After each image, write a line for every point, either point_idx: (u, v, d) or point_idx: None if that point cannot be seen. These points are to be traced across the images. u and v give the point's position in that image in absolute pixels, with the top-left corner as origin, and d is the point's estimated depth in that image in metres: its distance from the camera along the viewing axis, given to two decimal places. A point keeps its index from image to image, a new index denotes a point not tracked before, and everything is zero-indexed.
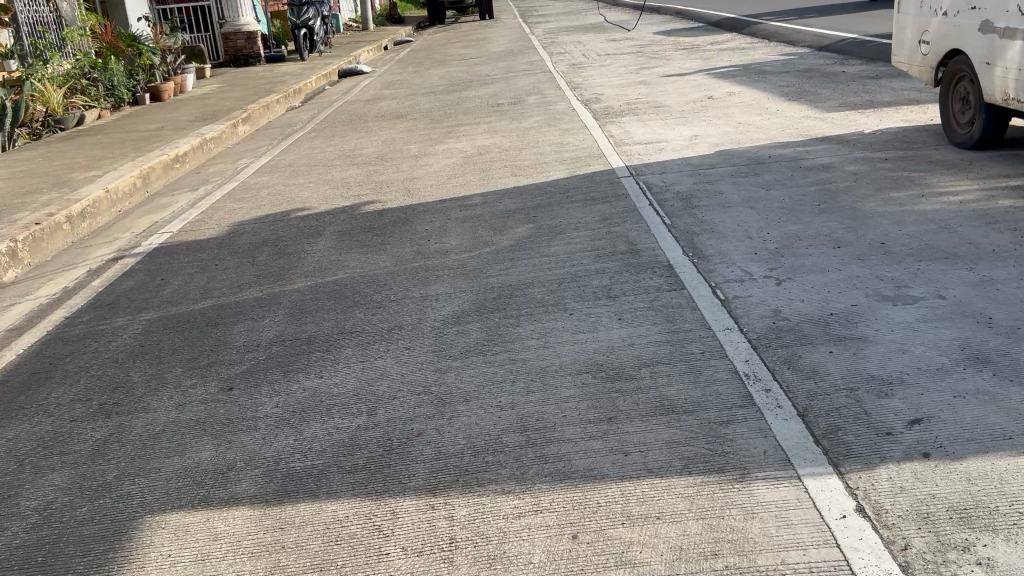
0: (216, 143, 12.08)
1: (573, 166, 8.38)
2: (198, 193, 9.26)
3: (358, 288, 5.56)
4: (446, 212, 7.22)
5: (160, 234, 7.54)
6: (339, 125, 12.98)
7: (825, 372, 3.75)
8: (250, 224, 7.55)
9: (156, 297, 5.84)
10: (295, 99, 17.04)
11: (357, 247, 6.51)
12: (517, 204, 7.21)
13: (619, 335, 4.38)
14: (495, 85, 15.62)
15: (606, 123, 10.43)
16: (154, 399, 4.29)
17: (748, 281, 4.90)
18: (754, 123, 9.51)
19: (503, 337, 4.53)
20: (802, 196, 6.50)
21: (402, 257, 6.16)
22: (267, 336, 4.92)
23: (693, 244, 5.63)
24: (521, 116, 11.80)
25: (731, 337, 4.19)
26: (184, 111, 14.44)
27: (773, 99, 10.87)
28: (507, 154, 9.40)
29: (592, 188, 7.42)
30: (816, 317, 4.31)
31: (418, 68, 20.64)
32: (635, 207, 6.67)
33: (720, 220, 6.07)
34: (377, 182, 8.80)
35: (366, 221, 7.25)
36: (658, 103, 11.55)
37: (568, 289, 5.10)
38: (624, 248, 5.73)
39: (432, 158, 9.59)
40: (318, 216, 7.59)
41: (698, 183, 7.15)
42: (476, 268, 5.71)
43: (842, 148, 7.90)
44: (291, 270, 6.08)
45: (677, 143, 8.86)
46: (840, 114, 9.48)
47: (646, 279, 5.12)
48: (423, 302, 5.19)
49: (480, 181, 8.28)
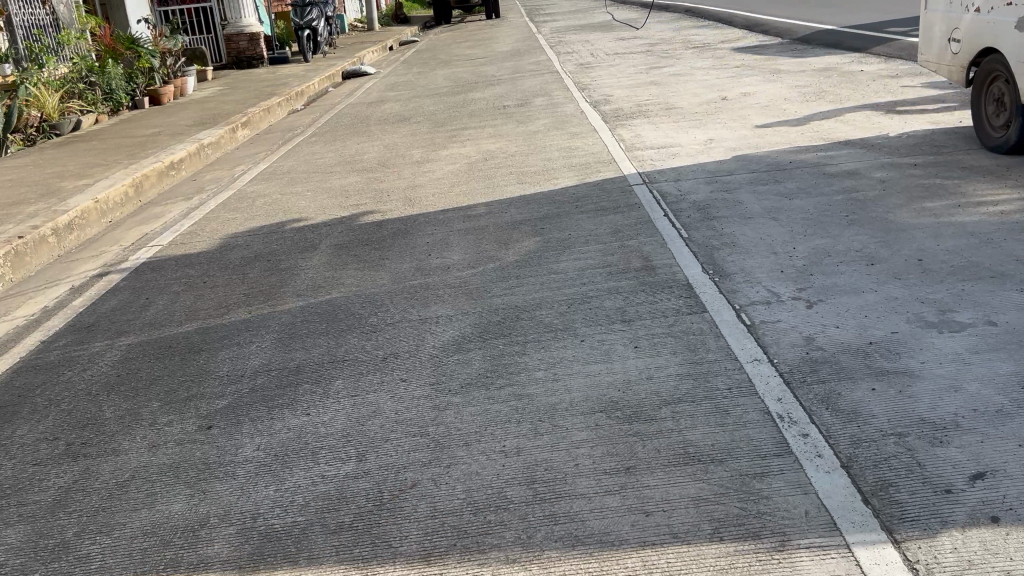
0: (214, 148, 11.73)
1: (583, 173, 7.99)
2: (192, 202, 8.91)
3: (353, 309, 5.18)
4: (449, 224, 6.84)
5: (149, 248, 7.18)
6: (340, 129, 12.62)
7: (870, 413, 3.34)
8: (243, 236, 7.19)
9: (139, 319, 5.47)
10: (297, 101, 16.68)
11: (354, 262, 6.14)
12: (524, 215, 6.81)
13: (635, 367, 3.98)
14: (501, 86, 15.23)
15: (617, 126, 10.03)
16: (126, 438, 3.91)
17: (775, 303, 4.50)
18: (771, 125, 9.08)
19: (508, 367, 4.13)
20: (828, 206, 6.09)
21: (401, 274, 5.78)
22: (252, 365, 4.54)
23: (713, 261, 5.22)
24: (528, 119, 11.41)
25: (761, 370, 3.79)
26: (182, 115, 14.11)
27: (791, 100, 10.44)
28: (513, 159, 9.01)
29: (603, 196, 7.02)
30: (853, 346, 3.91)
31: (423, 68, 20.27)
32: (649, 218, 6.27)
33: (741, 233, 5.67)
34: (377, 190, 8.42)
35: (365, 233, 6.87)
36: (670, 105, 11.14)
37: (578, 312, 4.70)
38: (638, 265, 5.33)
39: (435, 165, 9.20)
40: (315, 227, 7.23)
41: (716, 192, 6.74)
42: (479, 287, 5.32)
43: (866, 153, 7.47)
44: (282, 289, 5.71)
45: (692, 148, 8.46)
46: (863, 116, 9.04)
47: (663, 300, 4.72)
48: (421, 325, 4.80)
49: (485, 189, 7.90)
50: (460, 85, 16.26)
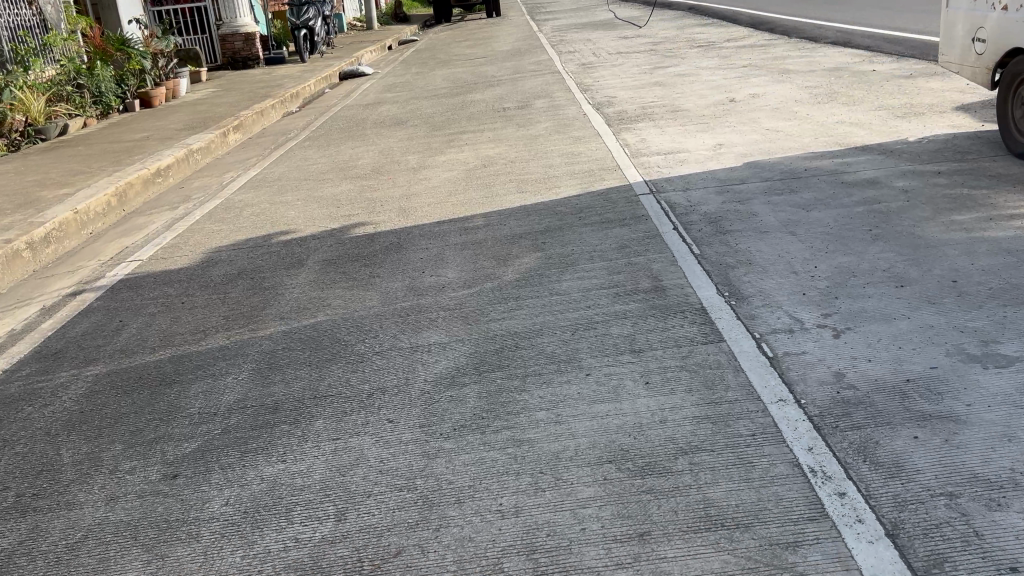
0: (204, 153, 11.35)
1: (586, 181, 7.61)
2: (178, 212, 8.54)
3: (339, 335, 4.79)
4: (444, 237, 6.45)
5: (127, 263, 6.82)
6: (335, 133, 12.23)
7: (914, 467, 2.95)
8: (227, 250, 6.82)
9: (109, 345, 5.10)
10: (292, 104, 16.29)
11: (343, 280, 5.76)
12: (524, 228, 6.43)
13: (647, 407, 3.59)
14: (502, 87, 14.84)
15: (621, 130, 9.63)
16: (82, 488, 3.53)
17: (798, 332, 4.11)
18: (783, 130, 8.69)
19: (505, 406, 3.74)
20: (849, 219, 5.69)
21: (392, 293, 5.40)
22: (227, 402, 4.15)
23: (728, 281, 4.83)
24: (529, 122, 11.02)
25: (788, 413, 3.39)
26: (173, 119, 13.73)
27: (802, 102, 10.04)
28: (514, 166, 8.62)
29: (608, 207, 6.63)
30: (889, 385, 3.51)
31: (422, 69, 19.89)
32: (657, 232, 5.88)
33: (757, 249, 5.27)
34: (371, 199, 8.03)
35: (355, 247, 6.49)
36: (676, 107, 10.75)
37: (583, 340, 4.31)
38: (647, 285, 4.94)
39: (432, 172, 8.82)
40: (304, 240, 6.85)
41: (727, 202, 6.36)
42: (475, 310, 4.93)
43: (886, 159, 7.08)
44: (264, 311, 5.33)
45: (700, 153, 8.07)
46: (879, 119, 8.64)
47: (675, 327, 4.33)
48: (412, 355, 4.41)
49: (484, 198, 7.52)
50: (459, 86, 15.88)
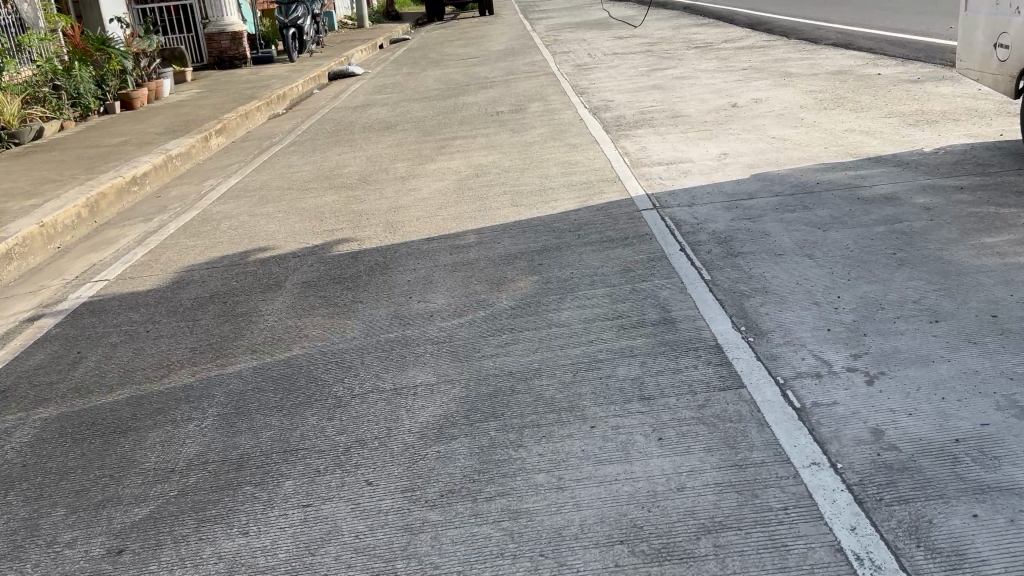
0: (183, 159, 10.87)
1: (584, 194, 7.17)
2: (152, 225, 8.07)
3: (315, 373, 4.35)
4: (433, 257, 6.00)
5: (93, 284, 6.35)
6: (321, 138, 11.75)
7: (976, 557, 2.54)
8: (200, 270, 6.36)
9: (64, 383, 4.66)
10: (279, 106, 15.80)
11: (323, 306, 5.31)
12: (519, 247, 5.98)
13: (661, 470, 3.16)
14: (495, 89, 14.39)
15: (620, 137, 9.19)
16: (15, 565, 3.12)
17: (826, 377, 3.68)
18: (790, 138, 8.26)
19: (499, 466, 3.30)
20: (870, 240, 5.27)
21: (375, 322, 4.95)
22: (186, 457, 3.72)
23: (743, 313, 4.41)
24: (523, 127, 10.57)
25: (823, 480, 2.97)
26: (153, 122, 13.24)
27: (807, 108, 9.62)
28: (507, 176, 8.17)
29: (608, 224, 6.20)
30: (936, 445, 3.09)
31: (413, 69, 19.40)
32: (664, 253, 5.44)
33: (773, 275, 4.85)
34: (356, 212, 7.57)
35: (338, 268, 6.04)
36: (676, 112, 10.33)
37: (585, 383, 3.87)
38: (656, 317, 4.50)
39: (422, 182, 8.36)
40: (282, 259, 6.40)
41: (737, 220, 5.93)
42: (466, 344, 4.48)
43: (903, 171, 6.66)
44: (234, 344, 4.88)
45: (704, 163, 7.64)
46: (891, 127, 8.22)
47: (689, 368, 3.90)
48: (395, 398, 3.97)
49: (476, 212, 7.07)
50: (451, 88, 15.42)
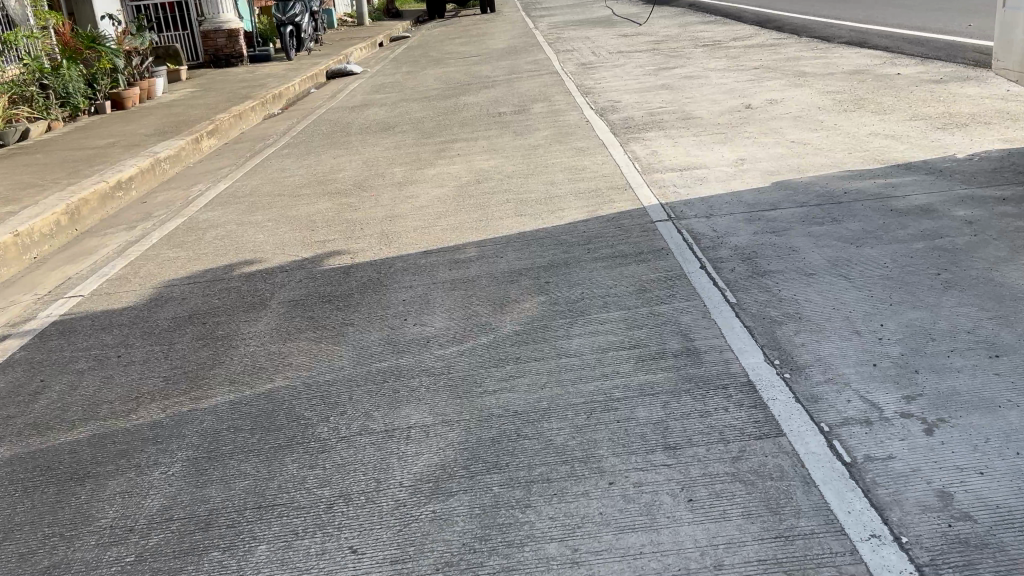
0: (172, 161, 10.41)
1: (593, 203, 6.71)
2: (134, 234, 7.63)
3: (299, 411, 3.89)
4: (431, 273, 5.54)
5: (64, 301, 5.88)
6: (316, 140, 11.30)
7: None
8: (181, 286, 5.90)
9: (21, 417, 4.20)
10: (274, 105, 15.33)
11: (310, 329, 4.85)
12: (524, 263, 5.53)
13: (693, 541, 2.72)
14: (497, 88, 13.94)
15: (629, 141, 8.75)
16: None
17: (877, 424, 3.23)
18: (811, 142, 7.80)
19: (505, 533, 2.85)
20: (910, 258, 4.81)
21: (366, 349, 4.49)
22: (148, 512, 3.27)
23: (776, 343, 3.95)
24: (526, 129, 10.12)
25: (887, 560, 2.53)
26: (143, 122, 12.77)
27: (826, 110, 9.16)
28: (511, 182, 7.72)
29: (620, 237, 5.75)
30: (1016, 516, 2.66)
31: (414, 68, 18.94)
32: (682, 271, 4.99)
33: (806, 300, 4.39)
34: (350, 220, 7.12)
35: (328, 285, 5.58)
36: (687, 113, 9.88)
37: (601, 428, 3.42)
38: (678, 347, 4.05)
39: (420, 188, 7.91)
40: (269, 274, 5.94)
41: (760, 233, 5.48)
42: (466, 377, 4.02)
43: (936, 180, 6.20)
44: (210, 373, 4.42)
45: (721, 170, 7.19)
46: (919, 131, 7.76)
47: (720, 410, 3.45)
48: (386, 443, 3.52)
49: (478, 222, 6.63)
50: (452, 87, 14.97)
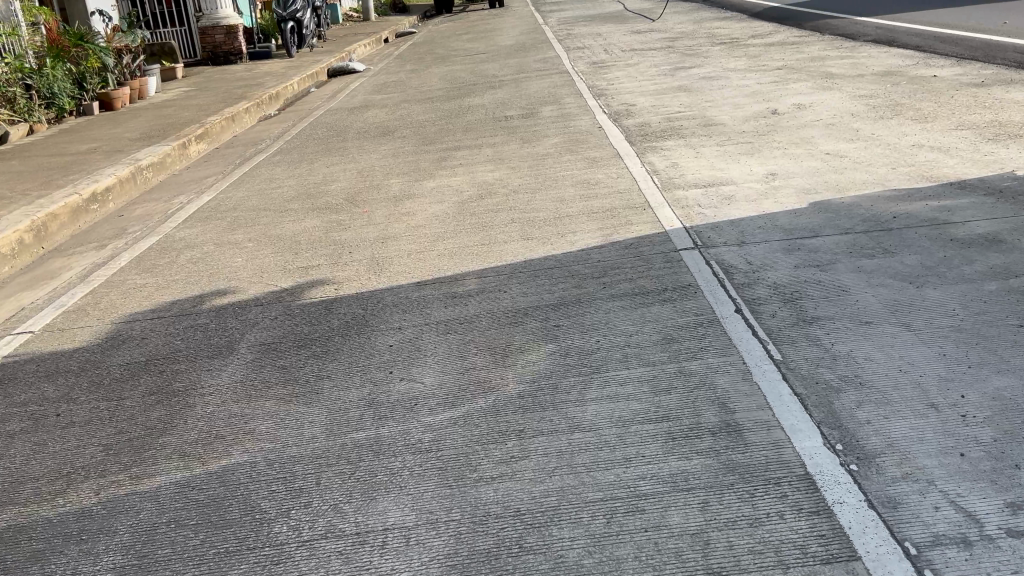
0: (155, 169, 9.74)
1: (607, 224, 6.02)
2: (103, 255, 6.98)
3: (255, 500, 3.21)
4: (423, 311, 4.85)
5: (10, 340, 5.22)
6: (311, 145, 10.63)
7: None
8: (144, 323, 5.24)
9: None
10: (271, 106, 14.65)
11: (279, 384, 4.17)
12: (530, 300, 4.84)
13: None
14: (505, 89, 13.24)
15: (646, 150, 8.04)
16: None
17: (979, 547, 2.52)
18: (847, 155, 7.08)
19: None
20: (984, 304, 4.09)
21: (341, 414, 3.80)
22: None
23: (836, 421, 3.24)
24: (534, 136, 9.43)
25: None
26: (130, 125, 12.12)
27: (860, 117, 8.43)
28: (517, 199, 7.04)
29: (641, 269, 5.05)
30: None
31: (418, 65, 18.25)
32: (715, 315, 4.28)
33: (866, 359, 3.68)
34: (339, 242, 6.46)
35: (306, 324, 4.90)
36: (708, 119, 9.17)
37: (625, 541, 2.73)
38: (717, 422, 3.34)
39: (418, 203, 7.24)
40: (242, 309, 5.27)
41: (803, 268, 4.77)
42: (457, 457, 3.33)
43: (999, 203, 5.48)
44: (158, 443, 3.74)
45: (750, 186, 6.49)
46: (968, 143, 7.02)
47: (775, 519, 2.75)
48: (356, 554, 2.83)
49: (480, 246, 5.94)
50: (457, 87, 14.27)
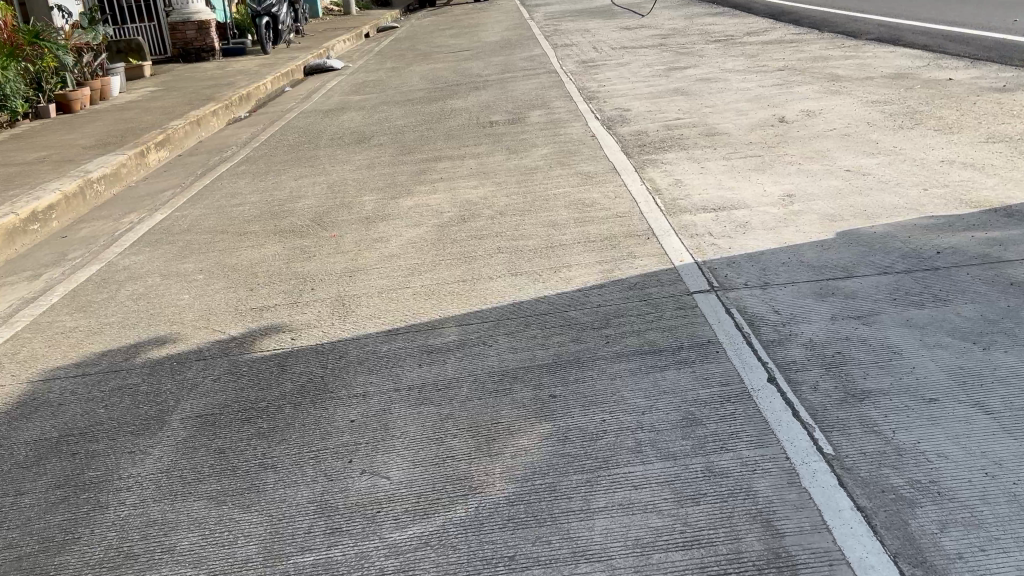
0: (107, 182, 8.91)
1: (607, 257, 5.27)
2: (35, 288, 6.16)
3: None
4: (393, 373, 4.08)
5: None
6: (279, 153, 9.81)
7: None
8: (65, 382, 4.45)
9: None
10: (241, 108, 13.77)
11: (213, 478, 3.41)
12: (520, 359, 4.08)
13: None
14: (491, 90, 12.46)
15: (646, 164, 7.30)
16: None
17: None
18: (870, 172, 6.37)
19: None
20: None
21: (284, 527, 3.04)
22: None
23: (917, 553, 2.52)
24: (522, 145, 8.66)
25: None
26: (86, 130, 11.26)
27: (877, 126, 7.72)
28: (503, 222, 6.27)
29: (650, 320, 4.31)
30: None
31: (399, 63, 17.41)
32: (745, 388, 3.54)
33: (941, 455, 2.96)
34: (301, 274, 5.67)
35: (252, 389, 4.11)
36: (710, 127, 8.44)
37: None
38: (764, 551, 2.61)
39: (392, 226, 6.47)
40: (180, 366, 4.48)
41: (842, 321, 4.04)
42: None
43: None
44: (52, 567, 2.99)
45: (766, 211, 5.76)
46: (1004, 159, 6.32)
47: None
48: None
49: (460, 283, 5.18)
50: (440, 87, 13.46)
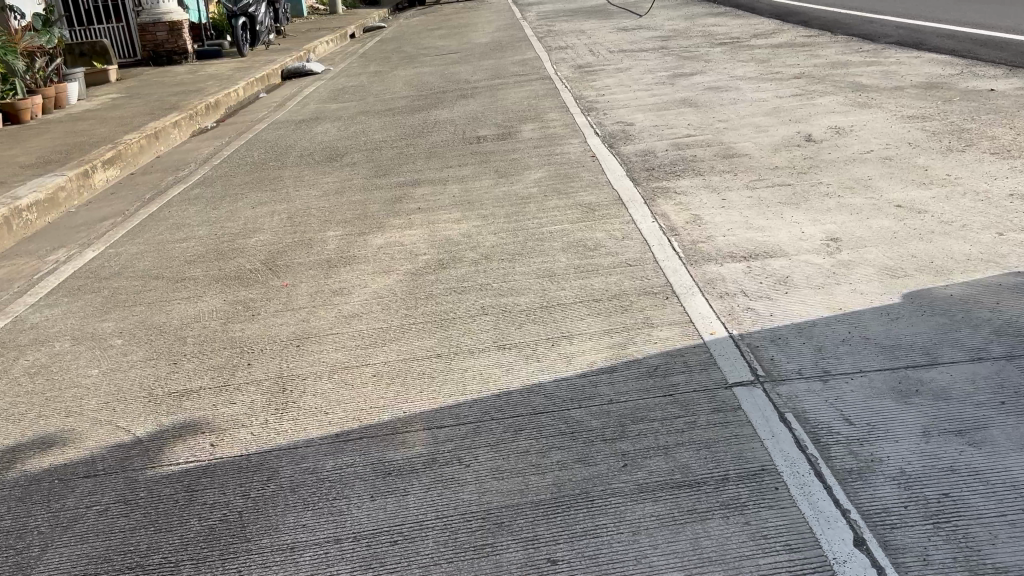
0: (40, 209, 7.80)
1: (618, 326, 4.21)
2: None
3: None
4: (336, 512, 3.01)
5: None
6: (240, 173, 8.72)
7: None
8: None
9: None
10: (208, 117, 12.65)
11: None
12: (508, 491, 3.02)
13: None
14: (480, 98, 11.40)
15: (657, 194, 6.26)
16: None
17: None
18: (926, 208, 5.35)
19: None
20: None
21: None
22: None
23: None
24: (512, 166, 7.61)
25: None
26: (31, 145, 10.14)
27: (921, 147, 6.70)
28: (488, 270, 5.21)
29: (680, 428, 3.26)
30: None
31: (384, 67, 16.32)
32: (824, 560, 2.51)
33: None
34: (239, 341, 4.60)
35: (146, 531, 3.04)
36: (727, 147, 7.40)
37: None
38: None
39: (358, 273, 5.41)
40: (62, 486, 3.40)
41: (939, 440, 3.01)
42: None
43: None
44: None
45: (809, 262, 4.71)
46: None
47: None
48: None
49: (433, 360, 4.12)
50: (425, 94, 12.39)
